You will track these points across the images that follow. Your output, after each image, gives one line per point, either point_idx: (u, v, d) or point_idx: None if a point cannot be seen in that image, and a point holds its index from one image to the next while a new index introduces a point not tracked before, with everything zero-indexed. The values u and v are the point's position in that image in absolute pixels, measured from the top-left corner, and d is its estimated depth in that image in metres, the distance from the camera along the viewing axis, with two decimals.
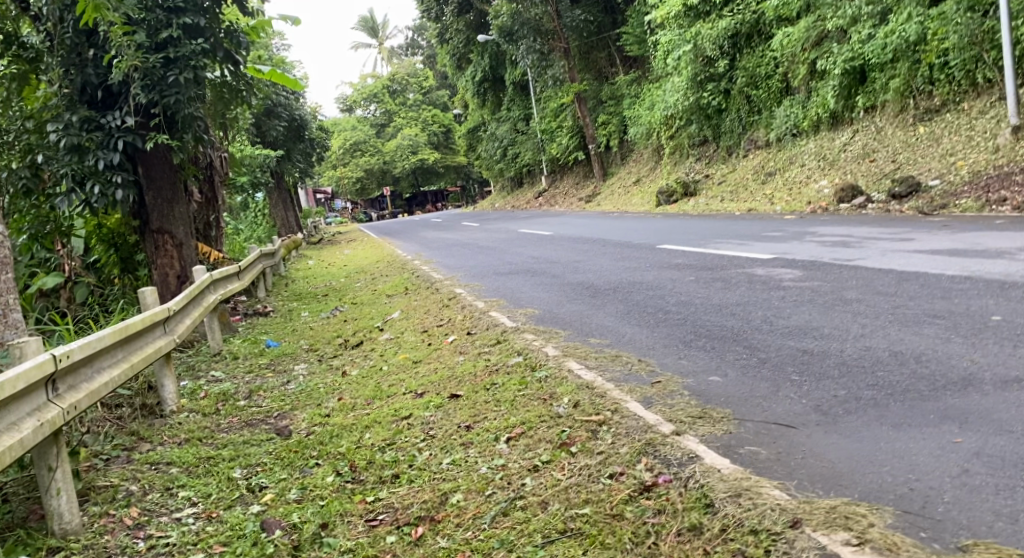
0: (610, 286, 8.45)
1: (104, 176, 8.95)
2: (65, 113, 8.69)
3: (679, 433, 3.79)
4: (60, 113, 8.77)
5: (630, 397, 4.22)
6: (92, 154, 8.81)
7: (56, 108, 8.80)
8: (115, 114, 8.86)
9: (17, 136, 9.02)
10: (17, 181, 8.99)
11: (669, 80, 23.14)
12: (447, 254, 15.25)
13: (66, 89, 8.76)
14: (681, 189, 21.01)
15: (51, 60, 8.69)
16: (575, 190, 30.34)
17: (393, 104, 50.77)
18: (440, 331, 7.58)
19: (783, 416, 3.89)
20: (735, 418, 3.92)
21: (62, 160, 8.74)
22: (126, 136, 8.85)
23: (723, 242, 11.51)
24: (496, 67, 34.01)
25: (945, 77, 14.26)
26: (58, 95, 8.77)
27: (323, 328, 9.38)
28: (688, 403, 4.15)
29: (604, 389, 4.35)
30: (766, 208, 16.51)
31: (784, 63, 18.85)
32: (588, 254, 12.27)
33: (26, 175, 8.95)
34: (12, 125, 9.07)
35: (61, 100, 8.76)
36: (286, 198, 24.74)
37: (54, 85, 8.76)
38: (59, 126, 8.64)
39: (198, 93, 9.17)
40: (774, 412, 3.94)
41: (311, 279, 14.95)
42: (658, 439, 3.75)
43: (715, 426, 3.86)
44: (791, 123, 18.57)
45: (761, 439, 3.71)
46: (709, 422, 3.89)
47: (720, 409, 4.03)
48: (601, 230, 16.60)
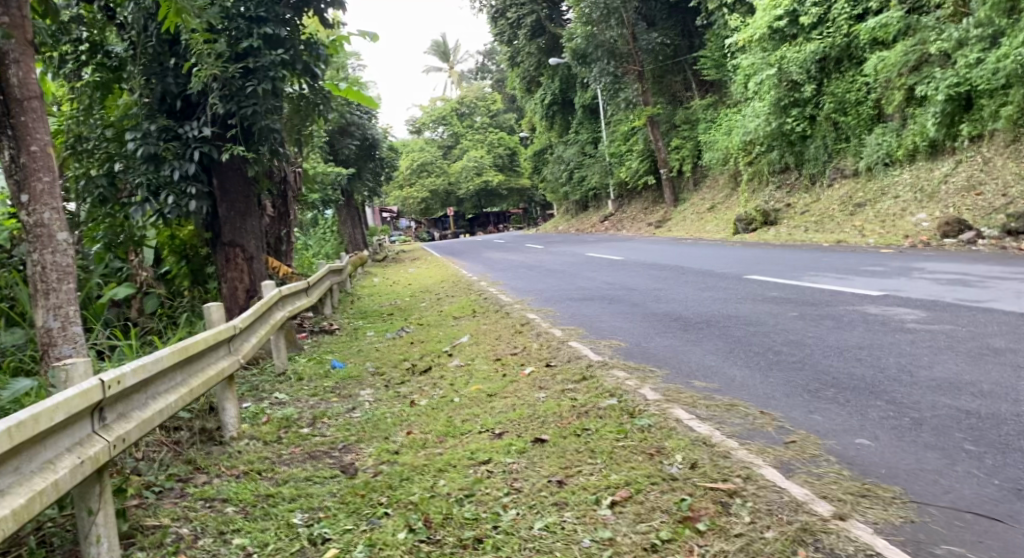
0: (704, 318, 7.73)
1: (177, 186, 8.64)
2: (144, 122, 8.49)
3: (844, 516, 3.18)
4: (139, 122, 8.59)
5: (763, 461, 3.61)
6: (169, 163, 8.55)
7: (136, 118, 8.61)
8: (192, 125, 8.63)
9: (96, 145, 8.79)
10: (93, 190, 8.73)
11: (749, 105, 22.27)
12: (516, 276, 14.74)
13: (146, 99, 8.55)
14: (760, 217, 20.15)
15: (133, 69, 8.47)
16: (645, 215, 29.56)
17: (462, 126, 50.69)
18: (517, 358, 6.97)
19: (979, 504, 3.22)
20: (911, 501, 3.28)
21: (139, 169, 8.52)
22: (201, 146, 8.59)
23: (819, 276, 10.78)
24: (567, 90, 33.49)
25: None
26: (138, 104, 8.58)
27: (391, 349, 8.88)
28: (838, 474, 3.52)
29: (727, 448, 3.73)
30: (856, 240, 15.59)
31: (878, 88, 17.86)
32: (668, 281, 11.62)
33: (102, 183, 8.72)
34: (91, 133, 8.81)
35: (141, 109, 8.57)
36: (353, 215, 24.51)
37: (134, 93, 8.57)
38: (138, 135, 8.43)
39: (277, 106, 8.87)
40: (963, 497, 3.28)
41: (378, 297, 14.56)
42: (817, 524, 3.14)
43: (888, 510, 3.23)
44: (884, 151, 17.57)
45: (959, 537, 3.05)
46: (879, 504, 3.26)
47: (885, 487, 3.38)
48: (678, 257, 15.89)
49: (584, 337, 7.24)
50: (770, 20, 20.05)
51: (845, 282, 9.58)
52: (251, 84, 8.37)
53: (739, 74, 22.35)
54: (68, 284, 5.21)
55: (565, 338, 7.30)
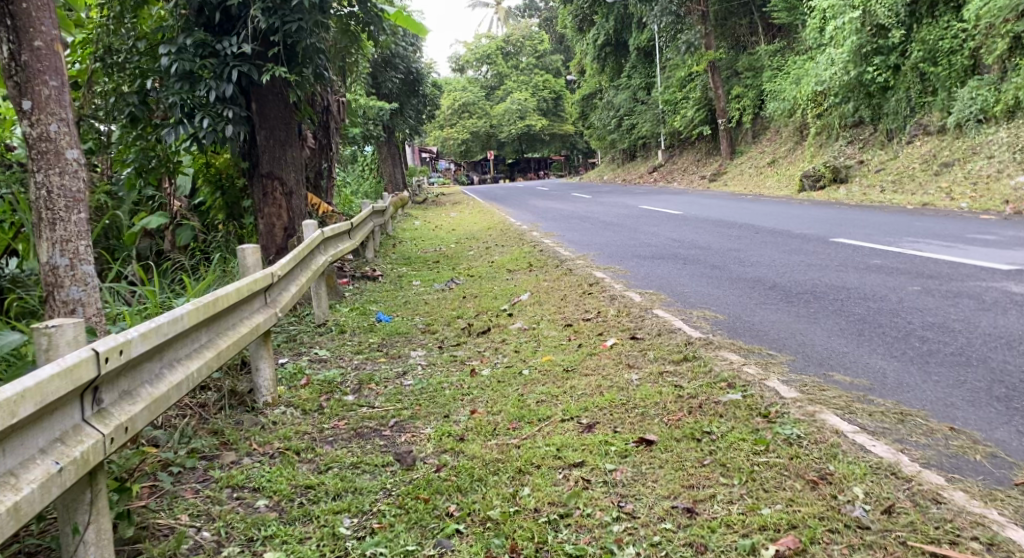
0: (807, 290, 6.68)
1: (214, 110, 7.71)
2: (178, 36, 7.47)
3: None
4: (174, 36, 7.60)
5: (999, 515, 2.67)
6: (205, 83, 7.59)
7: (171, 31, 7.62)
8: (232, 40, 7.56)
9: (126, 59, 7.79)
10: (124, 108, 7.87)
11: (824, 53, 20.67)
12: (569, 227, 13.76)
13: (182, 10, 7.61)
14: (830, 174, 18.79)
15: None
16: (698, 167, 28.15)
17: (507, 67, 49.16)
18: (591, 326, 5.99)
19: None
20: None
21: (171, 88, 7.53)
22: (241, 66, 7.59)
23: (920, 244, 9.79)
24: (621, 31, 31.76)
25: None
26: (173, 15, 7.61)
27: (441, 304, 7.93)
28: None
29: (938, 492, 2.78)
30: (943, 203, 14.34)
31: (978, 35, 16.27)
32: (745, 241, 10.59)
33: (133, 102, 7.85)
34: (123, 45, 7.74)
35: (177, 21, 7.61)
36: (395, 153, 23.49)
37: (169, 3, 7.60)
38: (172, 50, 7.40)
39: (325, 23, 7.88)
40: None
41: (420, 241, 13.66)
42: None
43: None
44: (977, 106, 16.07)
45: None
46: None
47: None
48: (742, 214, 14.76)
49: (667, 305, 6.23)
50: None
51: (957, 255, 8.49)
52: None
53: (816, 16, 20.76)
54: (76, 214, 4.30)
55: (646, 305, 6.27)
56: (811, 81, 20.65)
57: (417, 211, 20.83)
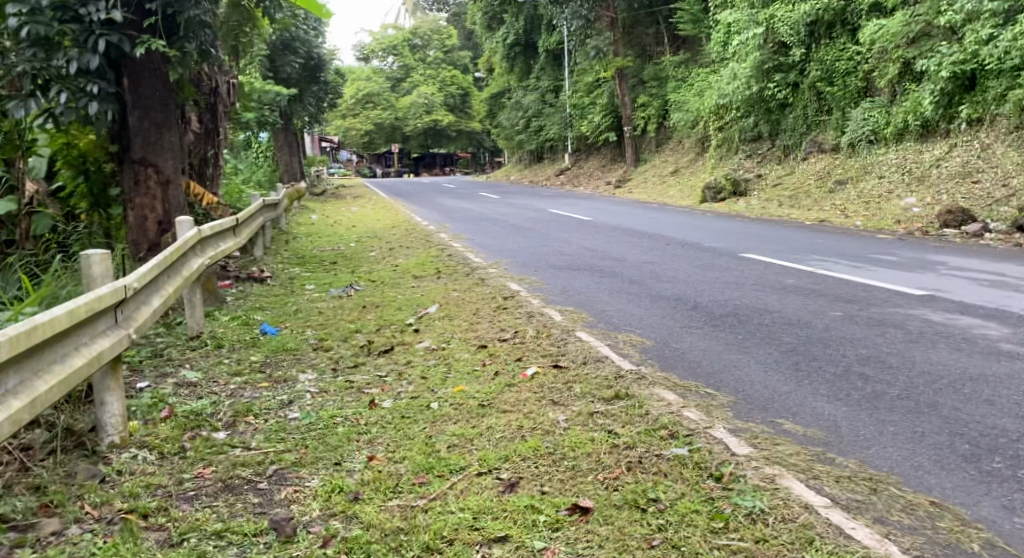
0: (731, 312, 6.30)
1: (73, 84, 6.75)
2: None
3: None
4: None
5: None
6: (64, 52, 6.58)
7: None
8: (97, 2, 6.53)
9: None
10: None
11: (728, 65, 20.68)
12: (476, 230, 13.18)
13: None
14: (731, 187, 18.44)
15: None
16: (602, 172, 27.95)
17: (414, 61, 48.08)
18: (508, 349, 5.43)
19: None
20: None
21: (23, 55, 6.58)
22: (109, 35, 6.63)
23: (830, 262, 9.66)
24: (531, 31, 31.35)
25: None
26: None
27: (335, 315, 7.16)
28: None
29: None
30: (840, 220, 14.37)
31: (872, 58, 16.65)
32: (657, 253, 10.26)
33: None
34: None
35: None
36: (293, 143, 22.35)
37: None
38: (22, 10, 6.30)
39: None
40: None
41: (318, 238, 12.80)
42: None
43: None
44: (869, 127, 16.37)
45: None
46: None
47: None
48: (650, 223, 14.51)
49: (589, 326, 5.72)
50: None
51: (868, 276, 8.32)
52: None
53: (719, 29, 20.69)
54: None
55: (567, 325, 5.76)
56: (715, 94, 20.68)
57: (316, 204, 19.79)
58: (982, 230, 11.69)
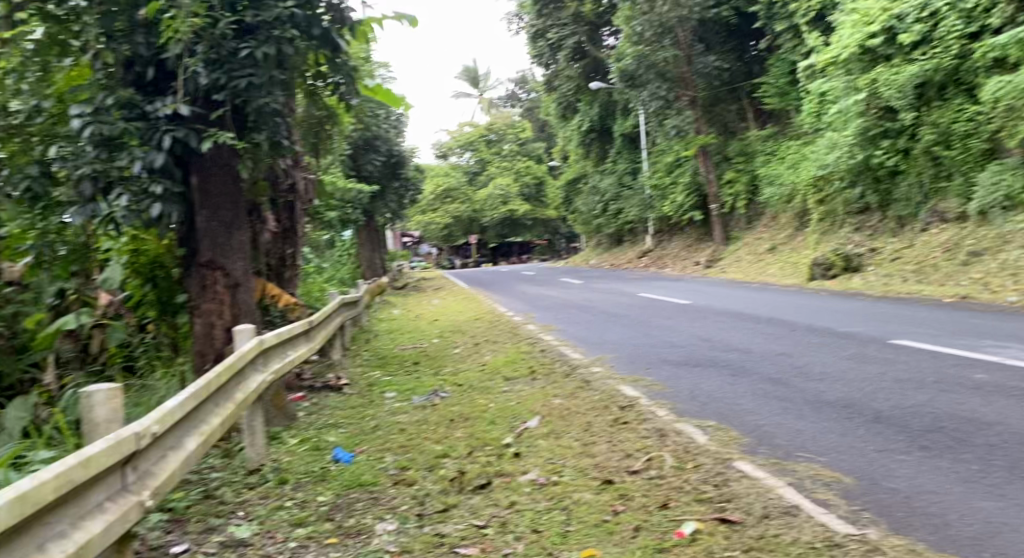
0: (933, 427, 4.93)
1: (137, 184, 5.82)
2: (99, 94, 5.73)
3: None
4: (93, 95, 5.79)
5: None
6: (128, 152, 5.73)
7: (91, 89, 5.80)
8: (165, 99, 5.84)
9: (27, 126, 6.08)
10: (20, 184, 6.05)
11: (824, 136, 19.00)
12: (570, 320, 11.95)
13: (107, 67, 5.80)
14: (842, 261, 16.56)
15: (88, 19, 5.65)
16: (690, 253, 26.39)
17: (487, 154, 47.86)
18: (643, 488, 4.18)
19: None
20: None
21: (86, 157, 5.73)
22: (176, 131, 5.79)
23: (1005, 351, 8.00)
24: (606, 117, 30.53)
25: None
26: (97, 70, 5.80)
27: (416, 433, 5.91)
28: None
29: None
30: (987, 297, 12.49)
31: (995, 118, 14.51)
32: (787, 343, 8.84)
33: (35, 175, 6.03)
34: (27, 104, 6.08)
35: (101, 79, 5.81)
36: (371, 239, 21.64)
37: (88, 55, 5.78)
38: (85, 110, 5.65)
39: (285, 82, 6.27)
40: None
41: (398, 336, 11.76)
42: None
43: None
44: (1001, 192, 14.25)
45: None
46: None
47: None
48: (760, 306, 13.02)
49: (750, 457, 4.50)
50: (861, 37, 16.82)
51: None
52: (239, 43, 5.86)
53: (813, 99, 19.23)
54: None
55: (725, 452, 4.52)
56: (815, 165, 18.98)
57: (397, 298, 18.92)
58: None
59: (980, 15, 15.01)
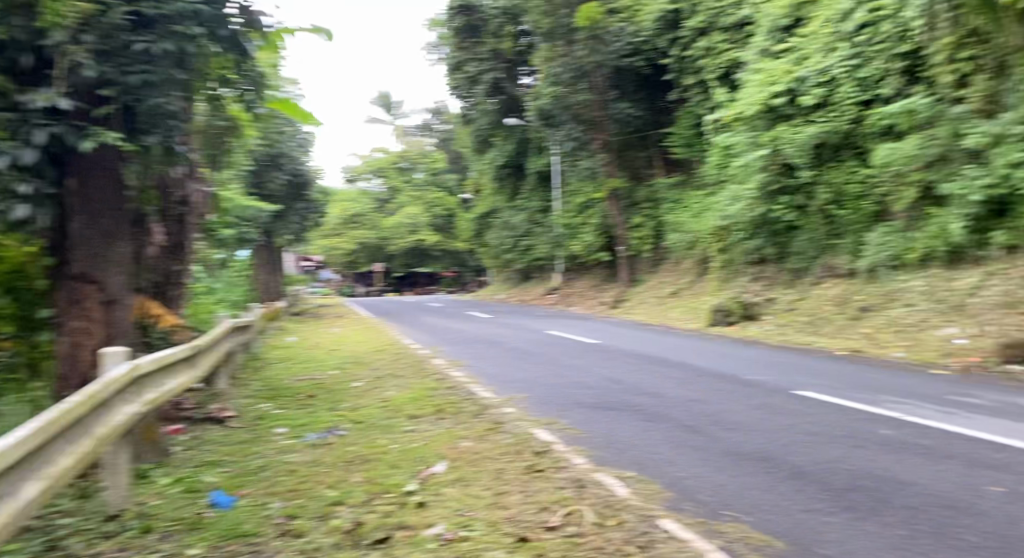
0: (849, 486, 4.61)
1: (0, 183, 5.27)
2: None
3: None
4: None
5: None
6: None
7: None
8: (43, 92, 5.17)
9: None
10: None
11: (726, 187, 19.08)
12: (475, 356, 11.52)
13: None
14: (740, 308, 15.92)
15: None
16: (597, 292, 26.38)
17: (397, 182, 47.20)
18: (561, 547, 3.86)
19: None
20: None
21: None
22: (54, 128, 5.18)
23: (906, 406, 7.89)
24: (521, 154, 30.54)
25: None
26: None
27: (309, 476, 5.38)
28: None
29: None
30: (870, 352, 11.76)
31: (886, 182, 14.71)
32: (695, 389, 8.61)
33: None
34: None
35: None
36: (269, 260, 20.76)
37: None
38: None
39: (186, 84, 5.59)
40: None
41: (293, 365, 11.08)
42: None
43: None
44: (890, 252, 14.32)
45: None
46: None
47: None
48: (667, 349, 12.85)
49: (677, 512, 4.22)
50: (767, 96, 16.66)
51: (971, 428, 6.49)
52: (132, 30, 5.52)
53: (716, 151, 19.20)
54: None
55: (647, 508, 4.25)
56: (717, 214, 18.51)
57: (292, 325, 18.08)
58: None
59: (875, 84, 15.30)
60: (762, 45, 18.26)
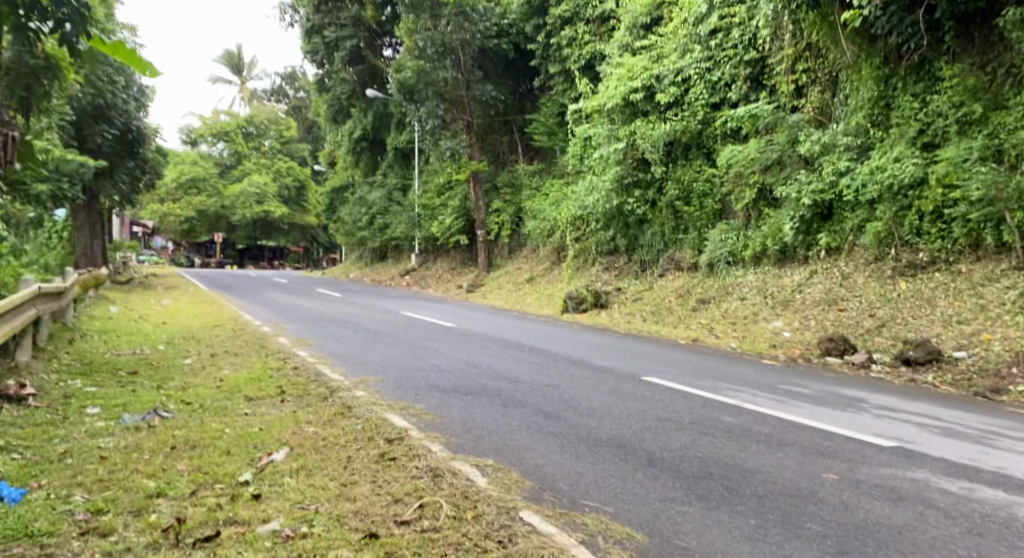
0: (702, 473, 4.56)
1: None
2: None
3: None
4: None
5: None
6: None
7: None
8: None
9: None
10: None
11: (582, 178, 19.17)
12: (322, 334, 11.02)
13: None
14: (592, 297, 16.06)
15: None
16: (450, 275, 26.13)
17: (246, 149, 45.07)
18: (413, 543, 3.67)
19: None
20: None
21: None
22: None
23: (744, 390, 8.06)
24: (379, 129, 29.83)
25: (938, 230, 11.26)
26: None
27: (124, 465, 4.89)
28: None
29: None
30: (712, 341, 12.19)
31: (727, 182, 15.13)
32: (546, 373, 8.51)
33: None
34: None
35: None
36: (95, 222, 19.16)
37: None
38: None
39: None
40: None
41: (118, 338, 10.18)
42: None
43: None
44: (726, 247, 14.71)
45: None
46: None
47: None
48: (518, 333, 12.76)
49: (537, 503, 4.05)
50: (625, 90, 16.50)
51: (801, 412, 6.67)
52: None
53: (575, 141, 19.08)
54: None
55: (507, 497, 4.07)
56: (573, 204, 18.49)
57: (118, 294, 16.77)
58: (869, 361, 9.70)
59: (722, 88, 15.68)
60: (622, 40, 18.09)
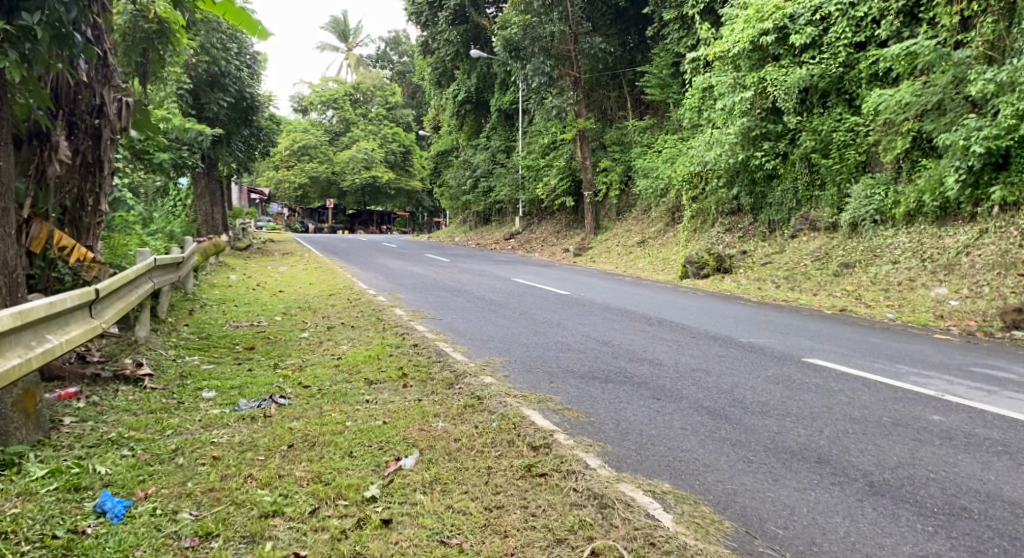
0: (954, 509, 3.88)
1: None
2: None
3: None
4: None
5: None
6: None
7: None
8: None
9: None
10: None
11: (701, 131, 17.62)
12: (438, 305, 10.27)
13: None
14: (715, 261, 14.74)
15: None
16: (557, 239, 25.03)
17: (353, 115, 45.03)
18: None
19: None
20: None
21: None
22: None
23: (935, 374, 6.88)
24: (483, 90, 28.98)
25: None
26: None
27: (238, 469, 4.18)
28: None
29: None
30: (865, 309, 10.86)
31: (875, 131, 13.55)
32: (694, 354, 7.50)
33: None
34: None
35: None
36: (214, 189, 19.06)
37: None
38: None
39: None
40: None
41: (236, 307, 9.71)
42: None
43: None
44: (874, 205, 13.21)
45: None
46: None
47: None
48: (644, 303, 11.73)
49: None
50: (754, 33, 14.96)
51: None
52: None
53: (693, 93, 17.62)
54: None
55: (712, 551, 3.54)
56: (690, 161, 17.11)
57: (237, 261, 16.52)
58: None
59: (869, 24, 13.87)
60: None
